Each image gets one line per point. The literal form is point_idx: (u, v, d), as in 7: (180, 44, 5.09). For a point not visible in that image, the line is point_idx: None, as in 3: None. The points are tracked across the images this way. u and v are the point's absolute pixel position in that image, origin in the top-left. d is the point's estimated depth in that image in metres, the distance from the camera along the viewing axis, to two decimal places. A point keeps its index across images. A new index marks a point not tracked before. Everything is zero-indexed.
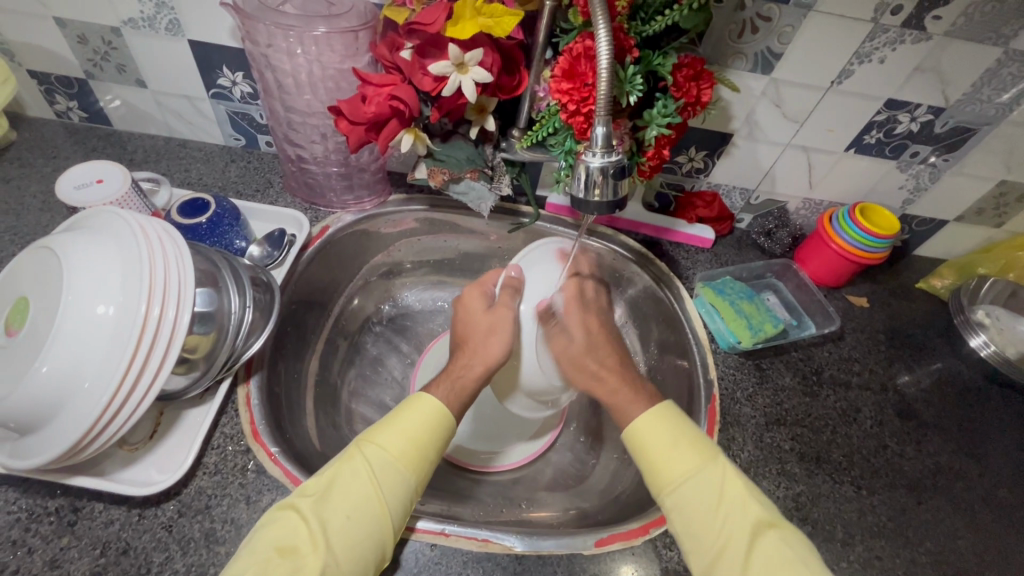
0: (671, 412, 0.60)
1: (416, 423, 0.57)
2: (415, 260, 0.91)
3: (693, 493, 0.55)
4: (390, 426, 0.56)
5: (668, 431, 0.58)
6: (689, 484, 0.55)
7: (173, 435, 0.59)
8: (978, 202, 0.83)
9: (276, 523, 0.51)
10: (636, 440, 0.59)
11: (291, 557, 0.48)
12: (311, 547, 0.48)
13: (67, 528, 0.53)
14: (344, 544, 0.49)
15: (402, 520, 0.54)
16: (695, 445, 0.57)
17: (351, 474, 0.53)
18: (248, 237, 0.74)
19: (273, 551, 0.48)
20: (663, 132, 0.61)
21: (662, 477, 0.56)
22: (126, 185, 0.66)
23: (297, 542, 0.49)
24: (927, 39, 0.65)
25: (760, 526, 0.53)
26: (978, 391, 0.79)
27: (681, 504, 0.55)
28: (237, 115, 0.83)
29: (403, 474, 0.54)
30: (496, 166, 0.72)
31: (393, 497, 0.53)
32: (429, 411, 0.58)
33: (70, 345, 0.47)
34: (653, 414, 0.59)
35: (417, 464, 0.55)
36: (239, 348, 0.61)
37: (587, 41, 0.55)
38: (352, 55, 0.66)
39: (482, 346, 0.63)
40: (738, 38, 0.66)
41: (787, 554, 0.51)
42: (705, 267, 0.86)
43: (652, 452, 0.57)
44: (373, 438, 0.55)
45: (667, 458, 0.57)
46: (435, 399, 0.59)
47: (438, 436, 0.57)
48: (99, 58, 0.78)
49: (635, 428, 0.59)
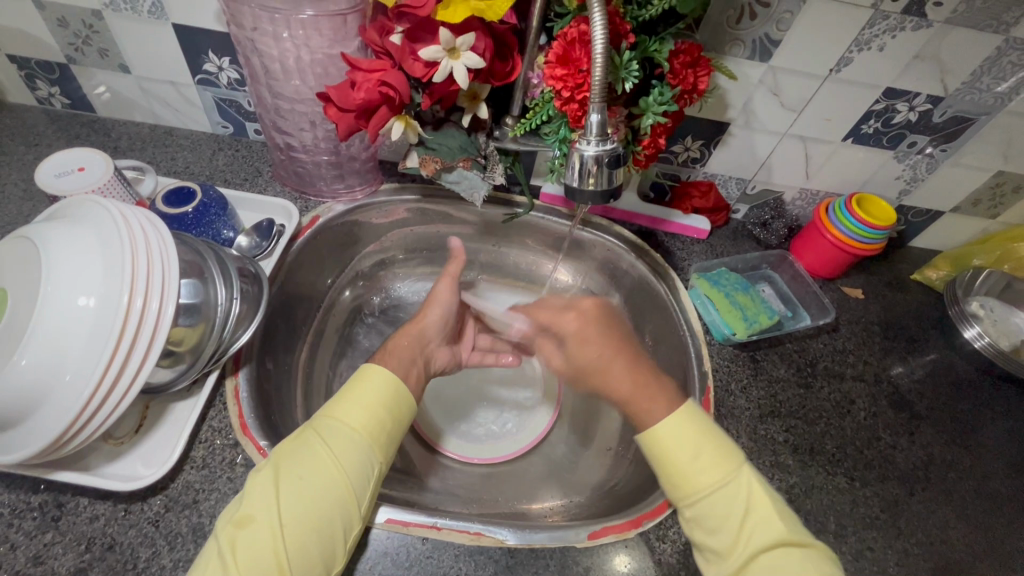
0: (699, 419, 0.60)
1: (367, 392, 0.57)
2: (407, 250, 0.90)
3: (711, 506, 0.55)
4: (345, 398, 0.57)
5: (688, 437, 0.58)
6: (711, 495, 0.55)
7: (159, 429, 0.58)
8: (974, 192, 0.82)
9: (237, 499, 0.51)
10: (657, 444, 0.59)
11: (247, 526, 0.48)
12: (266, 513, 0.48)
13: (51, 523, 0.52)
14: (299, 508, 0.49)
15: (364, 487, 0.53)
16: (719, 456, 0.57)
17: (303, 444, 0.53)
18: (236, 227, 0.72)
19: (230, 524, 0.48)
20: (659, 121, 0.60)
21: (684, 486, 0.57)
22: (109, 172, 0.64)
23: (252, 511, 0.49)
24: (927, 26, 0.64)
25: (784, 545, 0.52)
26: (971, 382, 0.79)
27: (704, 513, 0.55)
28: (225, 102, 0.81)
29: (355, 439, 0.54)
30: (489, 155, 0.70)
31: (349, 462, 0.52)
32: (381, 378, 0.58)
33: (51, 337, 0.46)
34: (676, 417, 0.60)
35: (374, 430, 0.55)
36: (227, 340, 0.60)
37: (582, 25, 0.53)
38: (341, 40, 0.64)
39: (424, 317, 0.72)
40: (736, 24, 0.65)
41: (811, 569, 0.51)
42: (700, 258, 0.85)
43: (674, 457, 0.58)
44: (329, 410, 0.56)
45: (692, 464, 0.57)
46: (386, 370, 0.59)
47: (394, 403, 0.58)
48: (80, 42, 0.75)
49: (650, 433, 0.60)
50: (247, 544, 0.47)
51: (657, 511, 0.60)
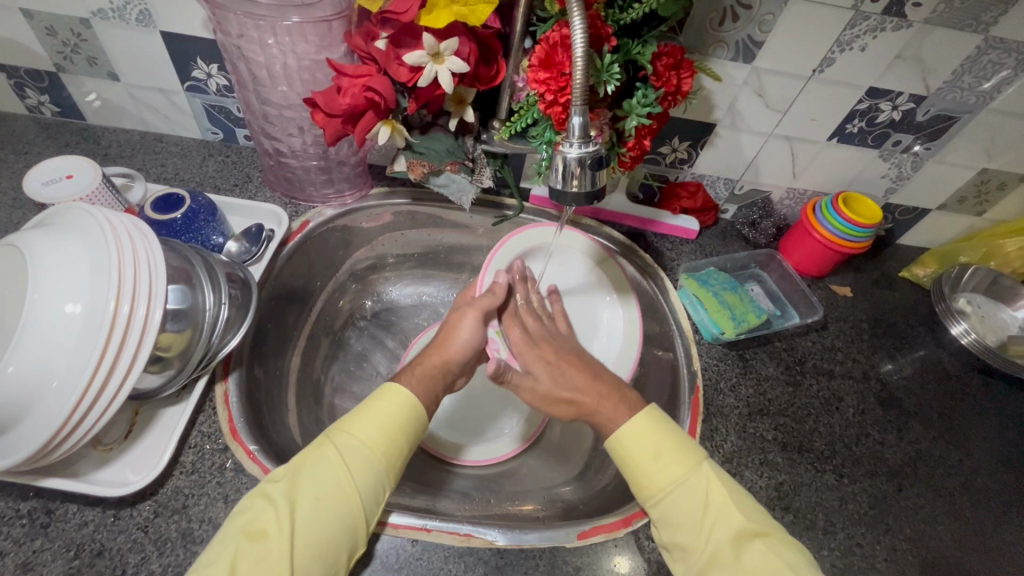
0: (657, 417, 0.61)
1: (387, 416, 0.57)
2: (398, 255, 0.91)
3: (676, 504, 0.55)
4: (362, 415, 0.57)
5: (646, 443, 0.59)
6: (672, 493, 0.56)
7: (149, 435, 0.58)
8: (960, 189, 0.83)
9: (247, 508, 0.50)
10: (618, 447, 0.60)
11: (259, 541, 0.48)
12: (278, 530, 0.48)
13: (40, 530, 0.53)
14: (312, 527, 0.49)
15: (375, 507, 0.54)
16: (678, 455, 0.58)
17: (321, 462, 0.53)
18: (225, 232, 0.73)
19: (241, 535, 0.48)
20: (643, 123, 0.60)
21: (647, 487, 0.57)
22: (97, 180, 0.65)
23: (264, 525, 0.49)
24: (908, 26, 0.64)
25: (745, 535, 0.53)
26: (959, 378, 0.79)
27: (667, 513, 0.56)
28: (214, 109, 0.82)
29: (371, 460, 0.54)
30: (476, 158, 0.71)
31: (366, 486, 0.53)
32: (399, 402, 0.58)
33: (36, 345, 0.46)
34: (636, 421, 0.60)
35: (388, 452, 0.56)
36: (216, 345, 0.60)
37: (564, 29, 0.54)
38: (327, 46, 0.65)
39: (448, 346, 0.69)
40: (719, 26, 0.66)
41: (775, 563, 0.51)
42: (689, 258, 0.86)
43: (636, 458, 0.58)
44: (346, 427, 0.56)
45: (651, 467, 0.58)
46: (411, 395, 0.59)
47: (410, 428, 0.58)
48: (69, 50, 0.76)
49: (617, 435, 0.60)
50: (257, 560, 0.47)
51: (647, 510, 0.61)
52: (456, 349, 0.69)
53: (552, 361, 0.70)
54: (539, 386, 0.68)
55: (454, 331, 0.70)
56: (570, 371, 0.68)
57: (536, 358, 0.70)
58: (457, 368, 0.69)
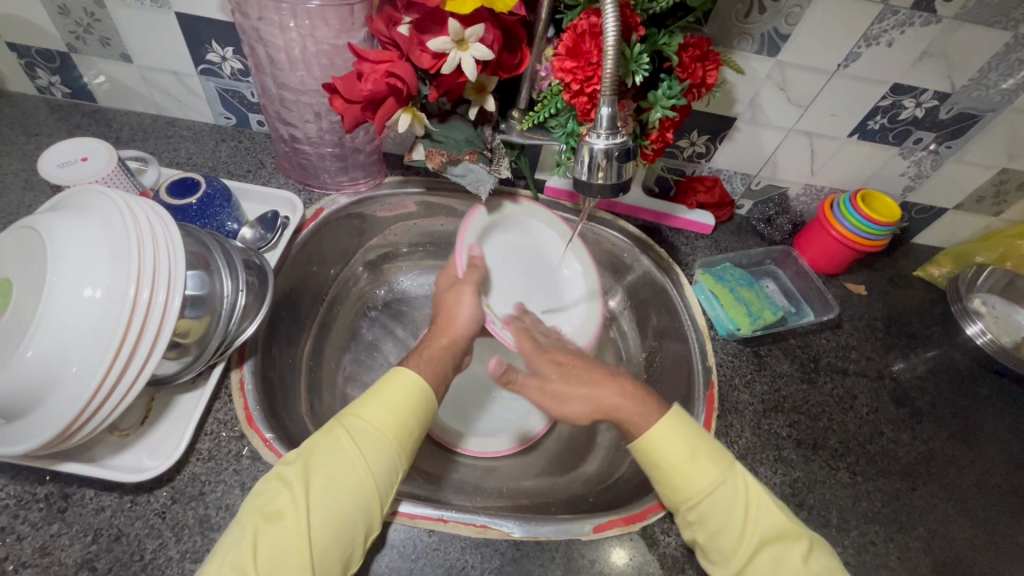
0: (680, 419, 0.60)
1: (399, 397, 0.57)
2: (411, 244, 0.90)
3: (715, 507, 0.55)
4: (374, 398, 0.57)
5: (680, 444, 0.58)
6: (712, 496, 0.55)
7: (165, 421, 0.58)
8: (979, 189, 0.82)
9: (263, 490, 0.50)
10: (650, 451, 0.59)
11: (276, 522, 0.48)
12: (296, 511, 0.48)
13: (57, 514, 0.52)
14: (328, 508, 0.49)
15: (388, 489, 0.53)
16: (713, 456, 0.58)
17: (333, 444, 0.53)
18: (240, 219, 0.72)
19: (258, 517, 0.48)
20: (668, 115, 0.59)
21: (684, 489, 0.56)
22: (113, 162, 0.64)
23: (281, 506, 0.49)
24: (936, 22, 0.63)
25: (787, 535, 0.54)
26: (973, 378, 0.79)
27: (707, 516, 0.55)
28: (228, 92, 0.81)
29: (384, 442, 0.54)
30: (495, 148, 0.70)
31: (379, 467, 0.53)
32: (408, 385, 0.58)
33: (57, 330, 0.46)
34: (666, 423, 0.60)
35: (400, 433, 0.55)
36: (232, 332, 0.60)
37: (592, 17, 0.53)
38: (347, 30, 0.64)
39: (454, 324, 0.72)
40: (744, 18, 0.65)
41: (814, 563, 0.52)
42: (704, 254, 0.85)
43: (669, 463, 0.58)
44: (357, 411, 0.55)
45: (690, 469, 0.57)
46: (416, 376, 0.59)
47: (420, 409, 0.58)
48: (81, 30, 0.75)
49: (651, 436, 0.59)
50: (278, 542, 0.47)
51: (662, 505, 0.60)
52: (461, 325, 0.72)
53: (563, 362, 0.74)
54: (548, 385, 0.73)
55: (455, 306, 0.73)
56: (580, 371, 0.72)
57: (547, 363, 0.75)
58: (462, 348, 0.72)
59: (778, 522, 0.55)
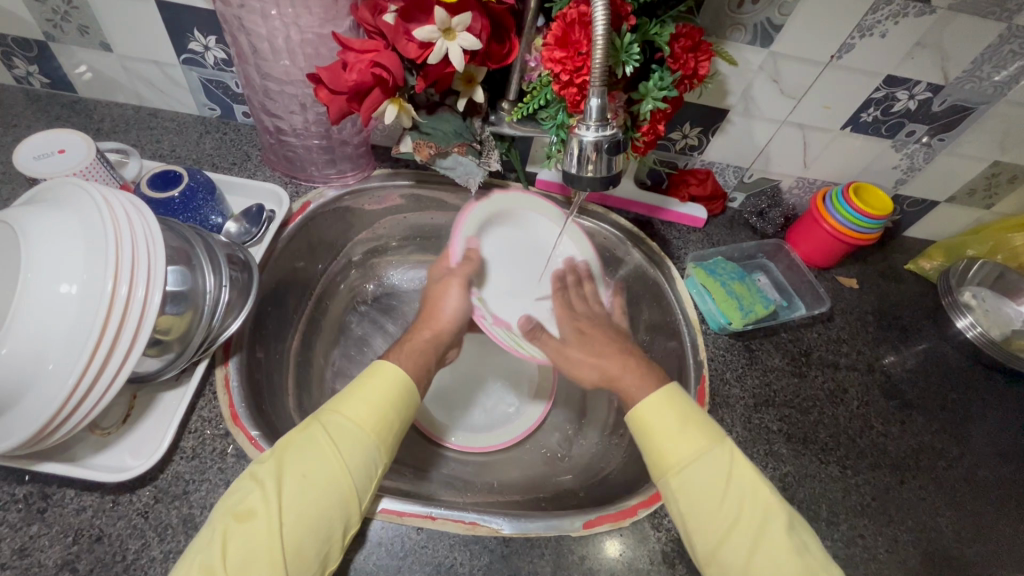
0: (678, 395, 0.61)
1: (382, 393, 0.56)
2: (401, 238, 0.89)
3: (697, 477, 0.55)
4: (354, 394, 0.56)
5: (670, 413, 0.59)
6: (696, 464, 0.56)
7: (147, 419, 0.57)
8: (971, 181, 0.82)
9: (233, 491, 0.50)
10: (640, 422, 0.60)
11: (247, 521, 0.47)
12: (266, 506, 0.48)
13: (36, 515, 0.51)
14: (301, 504, 0.48)
15: (366, 485, 0.52)
16: (704, 429, 0.58)
17: (310, 442, 0.52)
18: (224, 212, 0.71)
19: (229, 517, 0.48)
20: (659, 106, 0.58)
21: (669, 458, 0.57)
22: (91, 155, 0.62)
23: (251, 505, 0.48)
24: (930, 12, 0.63)
25: (771, 511, 0.53)
26: (963, 371, 0.79)
27: (687, 486, 0.55)
28: (211, 82, 0.79)
29: (363, 438, 0.53)
30: (484, 140, 0.68)
31: (356, 462, 0.52)
32: (391, 380, 0.58)
33: (31, 326, 0.44)
34: (661, 396, 0.60)
35: (381, 429, 0.55)
36: (216, 328, 0.59)
37: (582, 6, 0.52)
38: (332, 19, 0.62)
39: (437, 316, 0.74)
40: (737, 8, 0.64)
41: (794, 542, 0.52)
42: (696, 247, 0.85)
43: (656, 431, 0.58)
44: (335, 407, 0.55)
45: (676, 439, 0.57)
46: (401, 372, 0.59)
47: (402, 404, 0.57)
48: (59, 18, 0.72)
49: (641, 408, 0.60)
50: (248, 538, 0.46)
51: (652, 501, 0.60)
52: (445, 318, 0.74)
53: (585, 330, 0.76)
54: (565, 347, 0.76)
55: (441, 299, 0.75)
56: (600, 339, 0.74)
57: (569, 329, 0.77)
58: (448, 339, 0.74)
59: (766, 498, 0.54)
